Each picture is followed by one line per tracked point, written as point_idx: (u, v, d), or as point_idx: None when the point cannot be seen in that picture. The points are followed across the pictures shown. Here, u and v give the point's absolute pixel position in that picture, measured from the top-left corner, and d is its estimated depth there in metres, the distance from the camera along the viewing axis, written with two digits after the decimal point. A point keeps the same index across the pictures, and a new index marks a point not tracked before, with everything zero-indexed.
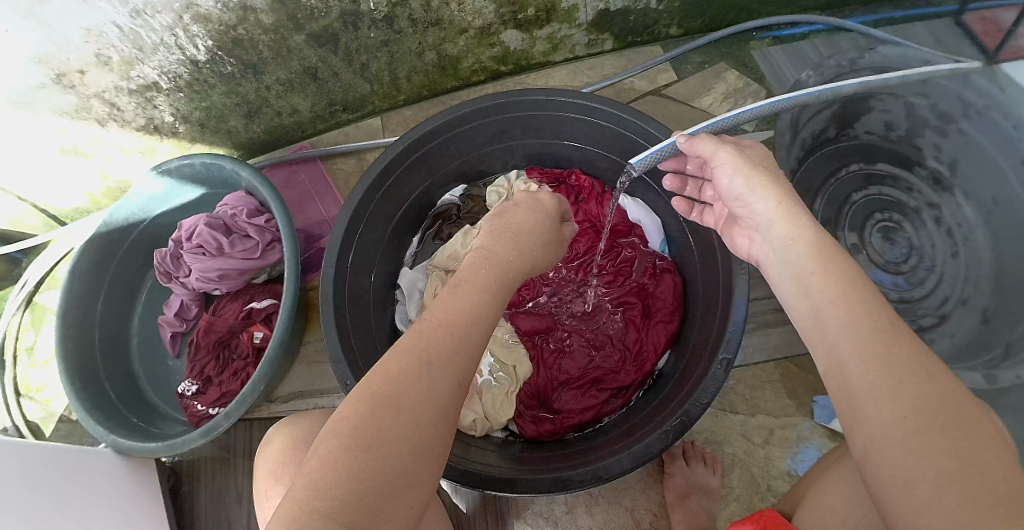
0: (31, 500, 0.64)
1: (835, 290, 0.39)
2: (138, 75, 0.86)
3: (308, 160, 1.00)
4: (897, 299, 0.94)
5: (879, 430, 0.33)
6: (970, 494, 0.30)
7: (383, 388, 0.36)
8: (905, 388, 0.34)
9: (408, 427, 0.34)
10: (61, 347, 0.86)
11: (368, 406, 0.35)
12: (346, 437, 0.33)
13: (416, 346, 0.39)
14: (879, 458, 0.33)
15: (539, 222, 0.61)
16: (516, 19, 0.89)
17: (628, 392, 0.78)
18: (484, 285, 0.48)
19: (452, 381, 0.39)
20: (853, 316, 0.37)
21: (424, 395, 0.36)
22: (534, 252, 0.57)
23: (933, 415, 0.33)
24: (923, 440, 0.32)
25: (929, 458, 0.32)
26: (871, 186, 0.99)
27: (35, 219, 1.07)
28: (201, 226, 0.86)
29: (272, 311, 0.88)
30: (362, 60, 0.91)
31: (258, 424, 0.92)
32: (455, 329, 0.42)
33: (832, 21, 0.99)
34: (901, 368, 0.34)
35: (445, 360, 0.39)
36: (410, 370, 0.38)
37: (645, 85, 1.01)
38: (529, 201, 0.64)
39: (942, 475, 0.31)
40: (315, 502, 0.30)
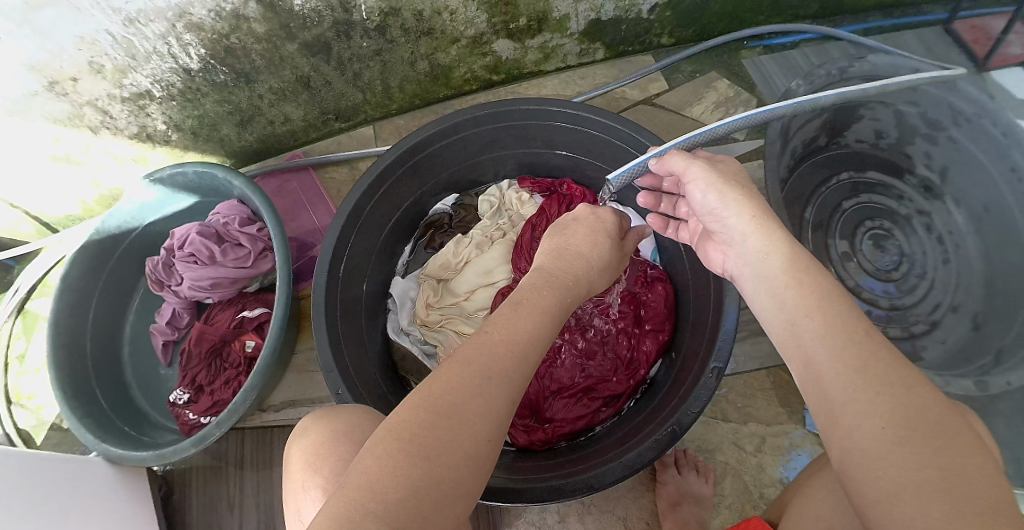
0: (27, 507, 0.65)
1: (811, 302, 0.39)
2: (131, 83, 0.86)
3: (300, 168, 1.00)
4: (887, 307, 0.94)
5: (859, 442, 0.33)
6: (953, 505, 0.28)
7: (444, 397, 0.36)
8: (881, 398, 0.34)
9: (466, 440, 0.35)
10: (53, 356, 0.86)
11: (429, 415, 0.35)
12: (407, 443, 0.33)
13: (479, 358, 0.40)
14: (859, 470, 0.32)
15: (603, 244, 0.62)
16: (508, 29, 0.89)
17: (619, 401, 0.78)
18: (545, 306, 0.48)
19: (510, 397, 0.39)
20: (829, 328, 0.38)
21: (484, 411, 0.37)
22: (591, 275, 0.59)
23: (913, 424, 0.32)
24: (904, 452, 0.31)
25: (908, 467, 0.31)
26: (862, 194, 1.01)
27: (28, 227, 1.07)
28: (193, 235, 0.86)
29: (263, 319, 0.88)
30: (354, 69, 0.91)
31: (250, 433, 0.91)
32: (515, 346, 0.42)
33: (823, 31, 1.00)
34: (877, 379, 0.34)
35: (506, 376, 0.39)
36: (473, 382, 0.38)
37: (636, 95, 1.01)
38: (599, 219, 0.64)
39: (923, 487, 0.30)
40: (372, 503, 0.30)
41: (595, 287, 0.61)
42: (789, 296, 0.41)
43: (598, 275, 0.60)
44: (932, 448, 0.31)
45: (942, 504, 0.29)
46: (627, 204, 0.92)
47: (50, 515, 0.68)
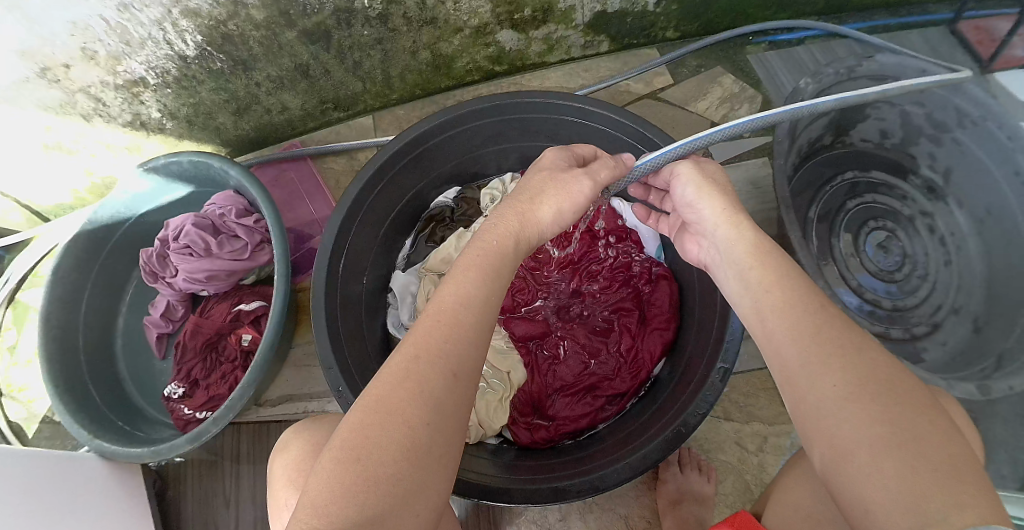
0: (15, 504, 0.63)
1: (790, 292, 0.41)
2: (125, 70, 0.84)
3: (298, 158, 0.97)
4: (889, 307, 0.94)
5: (817, 402, 0.35)
6: (907, 460, 0.30)
7: (375, 393, 0.36)
8: (834, 361, 0.35)
9: (398, 431, 0.34)
10: (44, 348, 0.84)
11: (360, 415, 0.35)
12: (342, 450, 0.34)
13: (408, 344, 0.39)
14: (819, 432, 0.34)
15: (548, 178, 0.53)
16: (512, 19, 0.87)
17: (623, 400, 0.77)
18: (480, 261, 0.45)
19: (447, 373, 0.37)
20: (794, 312, 0.40)
21: (416, 394, 0.36)
22: (524, 209, 0.50)
23: (867, 383, 0.34)
24: (858, 406, 0.33)
25: (861, 423, 0.32)
26: (866, 193, 1.00)
27: (18, 216, 1.06)
28: (188, 226, 0.84)
29: (261, 313, 0.86)
30: (355, 58, 0.89)
31: (247, 428, 0.90)
32: (445, 321, 0.40)
33: (830, 28, 0.99)
34: (833, 347, 0.36)
35: (436, 350, 0.38)
36: (399, 369, 0.37)
37: (641, 88, 1.00)
38: (553, 157, 0.56)
39: (873, 438, 0.31)
40: (315, 522, 0.30)
41: (540, 223, 0.51)
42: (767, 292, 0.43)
43: (533, 206, 0.50)
44: (883, 402, 0.32)
45: (894, 459, 0.30)
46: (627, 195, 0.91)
47: (39, 511, 0.66)
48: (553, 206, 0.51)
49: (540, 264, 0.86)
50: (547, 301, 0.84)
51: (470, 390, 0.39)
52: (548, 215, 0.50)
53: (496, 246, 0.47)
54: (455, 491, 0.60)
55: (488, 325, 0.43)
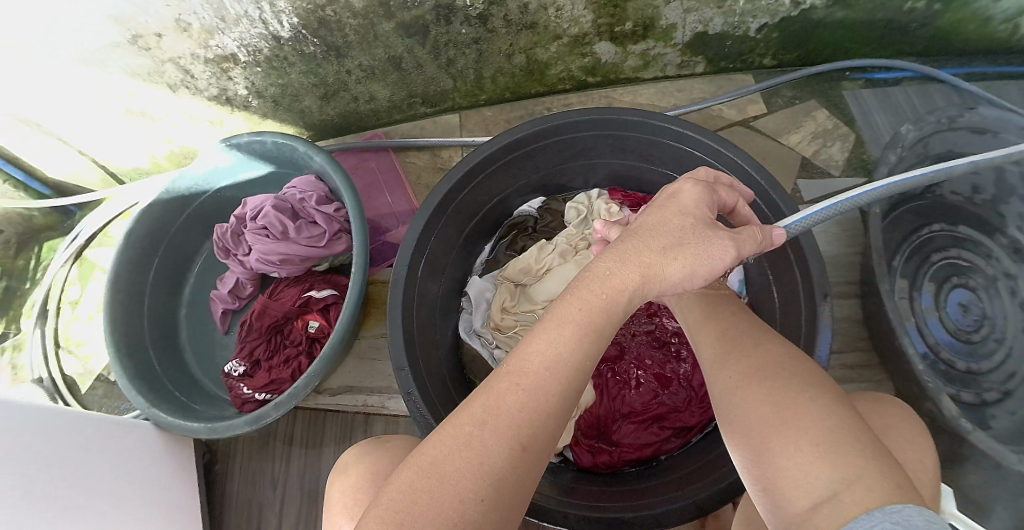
0: (67, 473, 0.65)
1: (720, 338, 0.49)
2: (217, 44, 0.84)
3: (381, 149, 0.97)
4: (963, 369, 0.90)
5: (716, 381, 0.46)
6: (767, 400, 0.40)
7: (430, 454, 0.32)
8: (727, 349, 0.47)
9: (448, 503, 0.30)
10: (109, 312, 0.85)
11: (413, 473, 0.32)
12: (388, 512, 0.30)
13: (477, 401, 0.34)
14: (743, 434, 0.41)
15: (690, 229, 0.43)
16: (612, 32, 0.85)
17: (689, 433, 0.77)
18: (581, 318, 0.37)
19: (513, 445, 0.32)
20: (719, 349, 0.48)
21: (472, 468, 0.31)
22: (654, 261, 0.40)
23: (764, 387, 0.41)
24: (730, 368, 0.45)
25: (741, 385, 0.42)
26: (952, 248, 0.94)
27: (93, 176, 1.09)
28: (268, 207, 0.85)
29: (330, 302, 0.85)
30: (449, 55, 0.88)
31: (304, 413, 0.90)
32: (523, 384, 0.34)
33: (926, 70, 0.92)
34: (742, 369, 0.43)
35: (506, 419, 0.33)
36: (462, 433, 0.33)
37: (733, 114, 0.98)
38: (693, 197, 0.46)
39: (770, 427, 0.38)
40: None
41: (664, 280, 0.41)
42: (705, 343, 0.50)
43: (664, 258, 0.41)
44: (772, 400, 0.39)
45: (758, 399, 0.40)
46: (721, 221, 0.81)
47: (93, 478, 0.69)
48: (687, 265, 0.41)
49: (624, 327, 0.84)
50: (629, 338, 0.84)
51: (535, 465, 0.34)
52: (678, 273, 0.41)
53: (605, 304, 0.37)
54: None
55: (574, 392, 0.36)
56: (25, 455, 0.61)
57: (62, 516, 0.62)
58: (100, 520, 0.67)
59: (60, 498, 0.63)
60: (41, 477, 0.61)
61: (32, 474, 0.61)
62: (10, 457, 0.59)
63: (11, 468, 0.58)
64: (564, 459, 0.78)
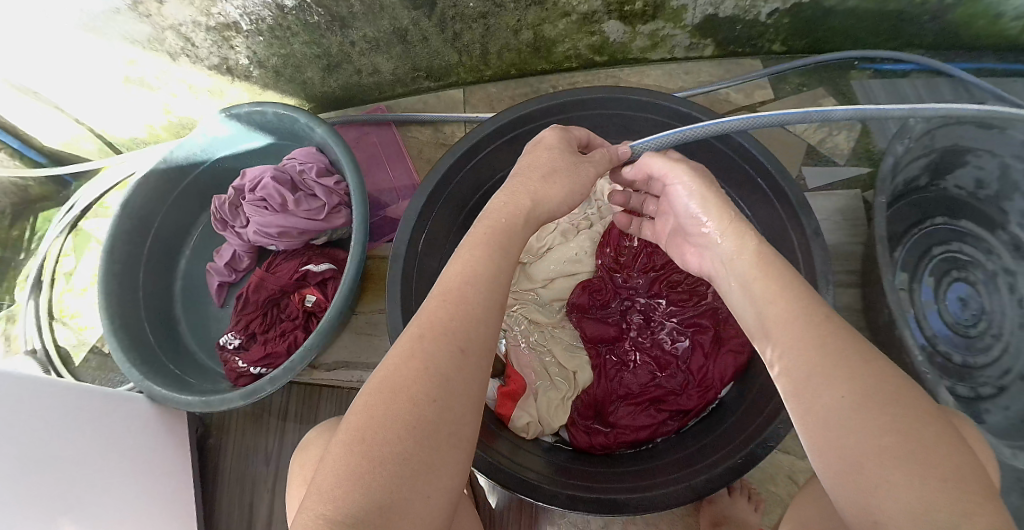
0: (55, 441, 0.64)
1: (804, 337, 0.39)
2: (220, 12, 0.82)
3: (383, 123, 0.96)
4: (960, 363, 0.87)
5: (794, 366, 0.39)
6: (880, 415, 0.34)
7: (378, 375, 0.36)
8: (811, 325, 0.40)
9: (402, 411, 0.34)
10: (104, 284, 0.84)
11: (366, 395, 0.35)
12: (350, 432, 0.34)
13: (414, 325, 0.39)
14: (834, 449, 0.35)
15: (560, 159, 0.54)
16: (621, 11, 0.84)
17: (686, 416, 0.76)
18: (486, 238, 0.45)
19: (451, 348, 0.37)
20: (808, 350, 0.38)
21: (419, 373, 0.35)
22: (534, 186, 0.51)
23: (872, 405, 0.34)
24: (822, 357, 0.37)
25: (837, 384, 0.36)
26: (952, 241, 0.91)
27: (89, 145, 1.07)
28: (267, 179, 0.83)
29: (327, 276, 0.84)
30: (455, 29, 0.87)
31: (299, 388, 0.90)
32: (450, 297, 0.40)
33: (935, 65, 0.89)
34: (847, 379, 0.36)
35: (439, 329, 0.38)
36: (404, 349, 0.37)
37: (740, 99, 0.98)
38: (553, 137, 0.56)
39: (884, 452, 0.33)
40: (320, 505, 0.30)
41: (550, 200, 0.51)
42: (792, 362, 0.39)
43: (544, 184, 0.51)
44: (887, 420, 0.34)
45: (865, 412, 0.34)
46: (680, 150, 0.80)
47: (80, 449, 0.68)
48: (565, 186, 0.52)
49: (607, 278, 0.83)
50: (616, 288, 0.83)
51: (479, 369, 0.38)
52: (559, 192, 0.52)
53: (503, 224, 0.47)
54: (497, 479, 0.61)
55: (496, 301, 0.42)
56: (11, 422, 0.60)
57: (41, 487, 0.61)
58: (81, 492, 0.66)
59: (43, 467, 0.62)
60: (22, 445, 0.60)
61: (12, 442, 0.59)
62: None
63: None
64: (559, 439, 0.77)
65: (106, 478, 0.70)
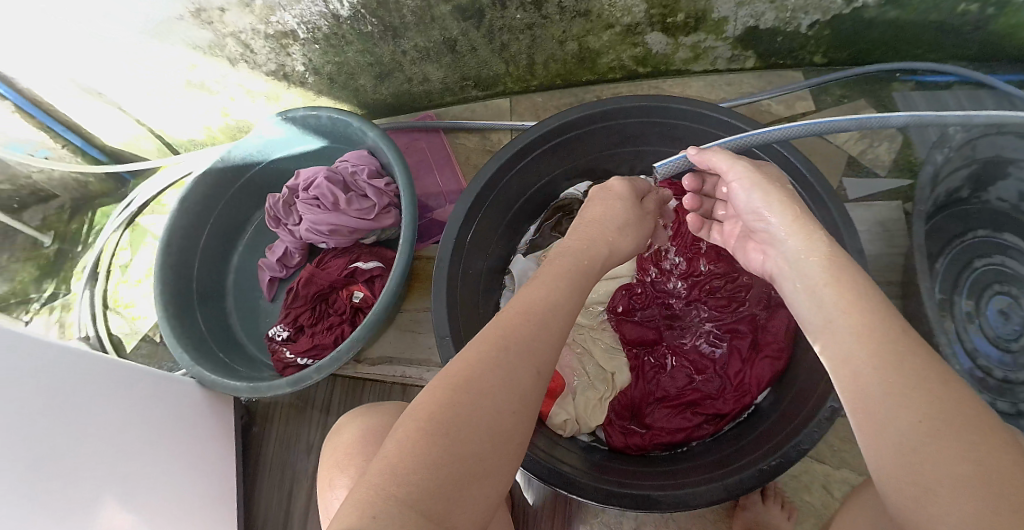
0: (101, 417, 0.68)
1: (882, 356, 0.40)
2: (278, 20, 0.86)
3: (432, 130, 1.00)
4: (1000, 378, 0.86)
5: (866, 386, 0.40)
6: (954, 442, 0.34)
7: (461, 373, 0.38)
8: (872, 339, 0.41)
9: (488, 416, 0.36)
10: (160, 274, 0.89)
11: (447, 393, 0.37)
12: (425, 423, 0.35)
13: (493, 334, 0.41)
14: (900, 466, 0.35)
15: (628, 213, 0.59)
16: (664, 23, 0.86)
17: (721, 421, 0.77)
18: (570, 267, 0.50)
19: (529, 370, 0.39)
20: (884, 370, 0.39)
21: (506, 385, 0.38)
22: (610, 238, 0.55)
23: (950, 431, 0.35)
24: (896, 375, 0.38)
25: (910, 407, 0.37)
26: (996, 254, 0.90)
27: (148, 145, 1.14)
28: (321, 179, 0.88)
29: (375, 274, 0.87)
30: (503, 40, 0.90)
31: (342, 381, 0.93)
32: (534, 317, 0.43)
33: (978, 77, 0.89)
34: (927, 404, 0.36)
35: (521, 347, 0.40)
36: (488, 357, 0.39)
37: (782, 110, 0.99)
38: (621, 188, 0.62)
39: (962, 478, 0.33)
40: (392, 486, 0.31)
41: (620, 253, 0.56)
42: (865, 375, 0.40)
43: (619, 237, 0.56)
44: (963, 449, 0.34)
45: (937, 436, 0.35)
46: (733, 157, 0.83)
47: (122, 434, 0.70)
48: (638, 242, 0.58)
49: (647, 279, 0.86)
50: (654, 291, 0.85)
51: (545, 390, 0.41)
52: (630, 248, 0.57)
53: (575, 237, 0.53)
54: (531, 470, 0.63)
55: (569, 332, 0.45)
56: (64, 395, 0.63)
57: (82, 470, 0.63)
58: (122, 476, 0.68)
59: (84, 450, 0.63)
60: (57, 433, 0.61)
61: (65, 417, 0.62)
62: (40, 399, 0.60)
63: (45, 408, 0.60)
64: (596, 438, 0.79)
65: (145, 463, 0.72)
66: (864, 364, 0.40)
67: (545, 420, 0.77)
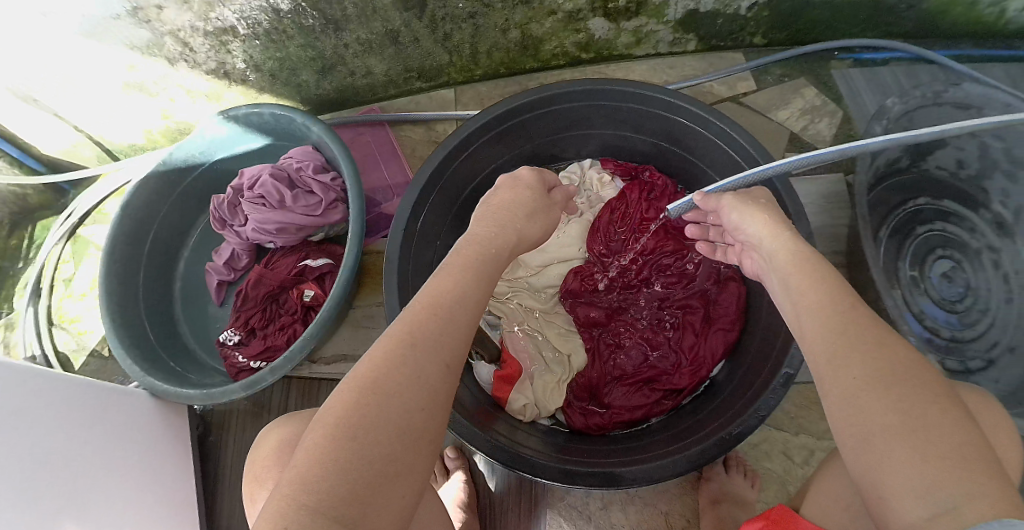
0: (52, 436, 0.64)
1: (828, 321, 0.39)
2: (218, 17, 0.84)
3: (376, 124, 0.99)
4: (948, 337, 0.89)
5: (813, 348, 0.39)
6: (894, 394, 0.34)
7: (369, 374, 0.35)
8: (822, 307, 0.40)
9: (396, 413, 0.34)
10: (105, 282, 0.85)
11: (356, 393, 0.35)
12: (334, 426, 0.33)
13: (402, 328, 0.38)
14: (842, 420, 0.35)
15: (538, 200, 0.56)
16: (605, 8, 0.87)
17: (679, 396, 0.78)
18: (473, 258, 0.45)
19: (439, 363, 0.38)
20: (829, 333, 0.38)
21: (412, 380, 0.36)
22: (519, 225, 0.52)
23: (900, 388, 0.34)
24: (841, 336, 0.37)
25: (855, 363, 0.36)
26: (934, 221, 0.92)
27: (88, 152, 1.09)
28: (266, 176, 0.86)
29: (325, 271, 0.86)
30: (445, 30, 0.90)
31: (297, 383, 0.91)
32: (442, 310, 0.40)
33: (921, 52, 0.93)
34: (879, 360, 0.35)
35: (431, 341, 0.38)
36: (394, 353, 0.37)
37: (724, 91, 1.01)
38: (531, 176, 0.58)
39: (893, 428, 0.33)
40: (300, 495, 0.30)
41: (528, 239, 0.53)
42: (812, 337, 0.39)
43: (530, 225, 0.53)
44: (897, 401, 0.33)
45: (878, 392, 0.34)
46: (677, 138, 0.82)
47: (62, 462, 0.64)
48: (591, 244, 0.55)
49: (599, 259, 0.86)
50: (606, 272, 0.85)
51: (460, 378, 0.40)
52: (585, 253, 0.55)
53: (506, 208, 0.53)
54: (490, 455, 0.62)
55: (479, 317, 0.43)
56: (14, 416, 0.60)
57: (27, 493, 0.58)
58: (72, 501, 0.63)
59: (26, 490, 0.58)
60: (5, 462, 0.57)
61: (17, 436, 0.59)
62: None
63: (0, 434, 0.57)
64: (556, 421, 0.80)
65: (93, 488, 0.67)
66: (810, 326, 0.40)
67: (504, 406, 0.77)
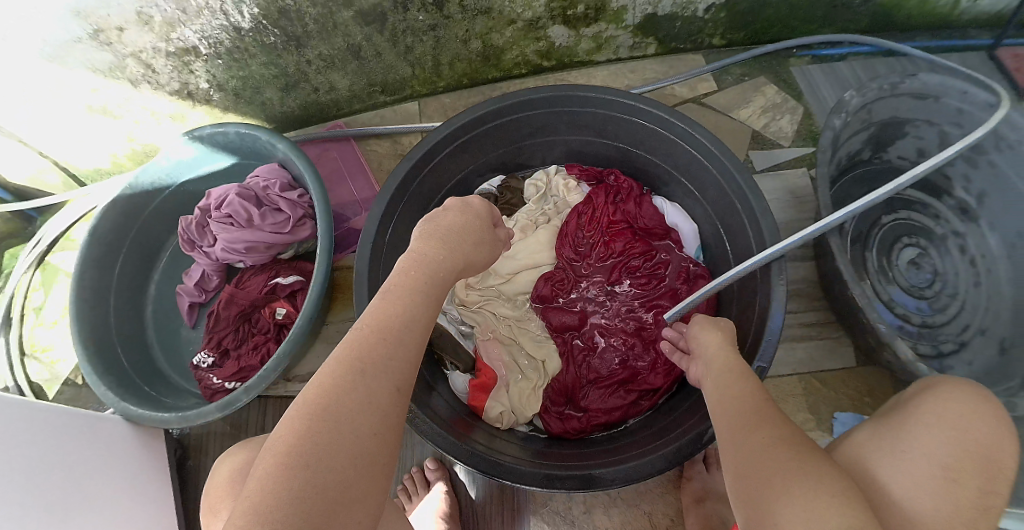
0: (38, 466, 0.64)
1: (742, 394, 0.45)
2: (179, 37, 0.84)
3: (341, 139, 1.00)
4: (918, 323, 0.89)
5: (731, 411, 0.44)
6: (790, 443, 0.39)
7: (317, 400, 0.35)
8: (738, 383, 0.47)
9: (349, 441, 0.35)
10: (75, 308, 0.84)
11: (308, 421, 0.35)
12: (285, 456, 0.33)
13: (351, 352, 0.38)
14: (750, 464, 0.39)
15: (485, 230, 0.57)
16: (565, 15, 0.88)
17: (655, 395, 0.78)
18: (421, 275, 0.46)
19: (389, 387, 0.38)
20: (744, 401, 0.44)
21: (363, 405, 0.36)
22: (467, 250, 0.53)
23: (797, 443, 0.39)
24: (751, 404, 0.44)
25: (763, 422, 0.41)
26: (899, 210, 0.94)
27: (54, 177, 1.07)
28: (232, 196, 0.85)
29: (297, 288, 0.86)
30: (407, 43, 0.90)
31: (273, 403, 0.91)
32: (388, 334, 0.40)
33: (883, 44, 0.95)
34: (779, 422, 0.41)
35: (380, 366, 0.38)
36: (343, 380, 0.37)
37: (685, 92, 1.02)
38: (482, 206, 0.59)
39: (794, 469, 0.37)
40: (254, 527, 0.30)
41: (474, 266, 0.55)
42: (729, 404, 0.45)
43: (478, 252, 0.55)
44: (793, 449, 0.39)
45: (780, 441, 0.39)
46: (637, 140, 0.84)
47: (48, 481, 0.64)
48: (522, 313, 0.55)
49: (570, 262, 0.87)
50: (577, 276, 0.86)
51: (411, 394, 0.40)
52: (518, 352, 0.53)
53: (459, 224, 0.54)
54: (467, 463, 0.62)
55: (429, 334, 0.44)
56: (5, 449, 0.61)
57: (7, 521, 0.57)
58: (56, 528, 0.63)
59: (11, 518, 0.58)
60: None
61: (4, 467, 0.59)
62: None
63: None
64: (534, 428, 0.80)
65: (75, 514, 0.66)
66: (728, 398, 0.46)
67: (481, 415, 0.77)
